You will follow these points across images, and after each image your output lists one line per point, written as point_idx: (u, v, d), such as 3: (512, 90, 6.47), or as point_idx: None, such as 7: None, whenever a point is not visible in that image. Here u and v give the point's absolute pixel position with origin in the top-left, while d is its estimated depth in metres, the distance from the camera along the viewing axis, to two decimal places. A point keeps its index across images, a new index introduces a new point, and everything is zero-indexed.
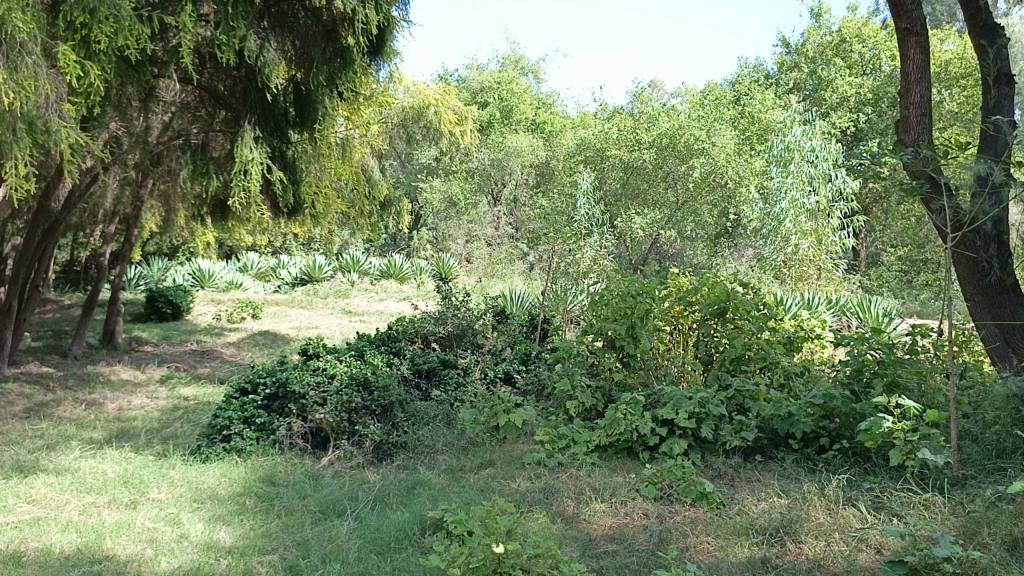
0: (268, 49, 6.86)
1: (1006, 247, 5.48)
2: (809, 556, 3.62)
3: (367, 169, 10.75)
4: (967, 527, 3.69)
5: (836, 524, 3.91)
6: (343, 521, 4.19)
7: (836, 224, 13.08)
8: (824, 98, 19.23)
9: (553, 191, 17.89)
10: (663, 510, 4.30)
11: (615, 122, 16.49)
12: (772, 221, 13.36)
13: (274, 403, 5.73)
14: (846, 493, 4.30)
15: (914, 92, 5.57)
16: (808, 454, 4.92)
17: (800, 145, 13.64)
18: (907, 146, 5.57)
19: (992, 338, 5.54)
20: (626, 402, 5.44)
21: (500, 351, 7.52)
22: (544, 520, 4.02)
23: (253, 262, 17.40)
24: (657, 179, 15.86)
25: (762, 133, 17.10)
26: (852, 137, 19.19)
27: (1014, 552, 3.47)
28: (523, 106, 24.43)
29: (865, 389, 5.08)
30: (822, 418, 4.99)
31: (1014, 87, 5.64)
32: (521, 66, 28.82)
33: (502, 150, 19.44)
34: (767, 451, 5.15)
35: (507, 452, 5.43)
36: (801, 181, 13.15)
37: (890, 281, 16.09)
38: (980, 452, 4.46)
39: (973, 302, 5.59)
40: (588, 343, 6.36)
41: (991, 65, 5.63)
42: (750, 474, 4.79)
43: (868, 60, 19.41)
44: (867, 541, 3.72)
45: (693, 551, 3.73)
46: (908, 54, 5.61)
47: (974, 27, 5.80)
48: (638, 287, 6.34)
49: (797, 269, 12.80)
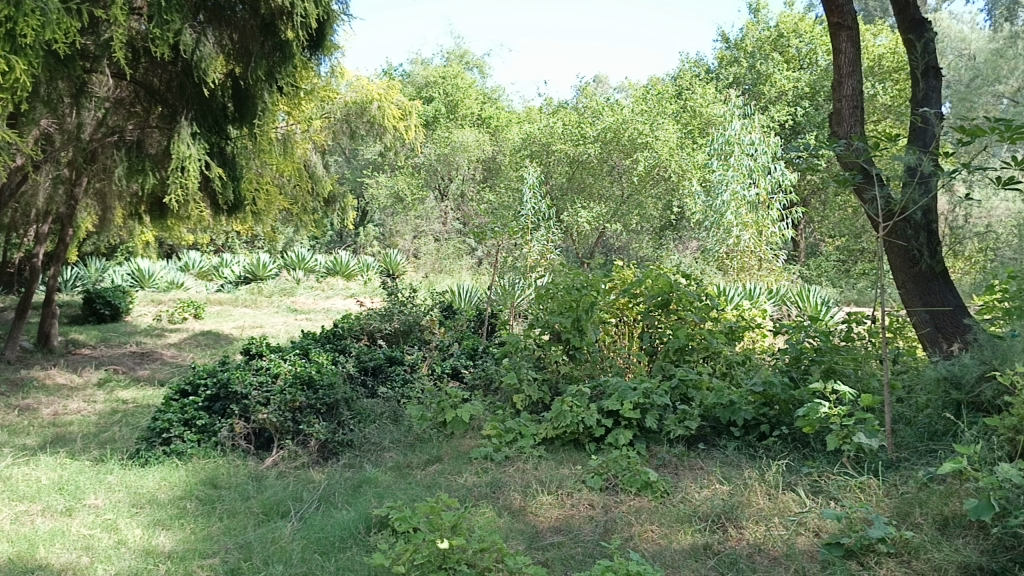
0: (204, 42, 6.72)
1: (935, 235, 5.64)
2: (751, 542, 3.69)
3: (310, 165, 10.61)
4: (900, 507, 3.81)
5: (776, 509, 4.00)
6: (287, 521, 4.14)
7: (776, 215, 13.35)
8: (763, 92, 19.64)
9: (499, 185, 17.91)
10: (608, 500, 4.34)
11: (560, 117, 16.56)
12: (714, 213, 13.62)
13: (216, 404, 5.62)
14: (785, 477, 4.40)
15: (847, 85, 5.70)
16: (750, 441, 5.02)
17: (740, 139, 13.89)
18: (840, 138, 5.70)
19: (923, 323, 5.70)
20: (573, 393, 5.46)
21: (447, 346, 7.50)
22: (490, 514, 4.03)
23: (195, 261, 17.06)
24: (602, 172, 16.00)
25: (704, 127, 17.36)
26: (791, 130, 19.62)
27: (944, 531, 3.58)
28: (468, 101, 24.38)
29: (803, 375, 5.21)
30: (762, 405, 5.10)
31: (942, 80, 5.80)
32: (465, 60, 28.74)
33: (448, 145, 19.35)
34: (710, 439, 5.24)
35: (455, 447, 5.42)
36: (741, 174, 13.44)
37: (829, 270, 16.52)
38: (912, 435, 4.60)
39: (905, 288, 5.75)
40: (535, 336, 6.38)
41: (920, 58, 5.78)
42: (693, 462, 4.87)
43: (804, 55, 19.82)
44: (806, 524, 3.81)
45: (638, 540, 3.77)
46: (841, 48, 5.74)
47: (903, 22, 5.96)
48: (583, 280, 6.38)
49: (739, 260, 12.98)
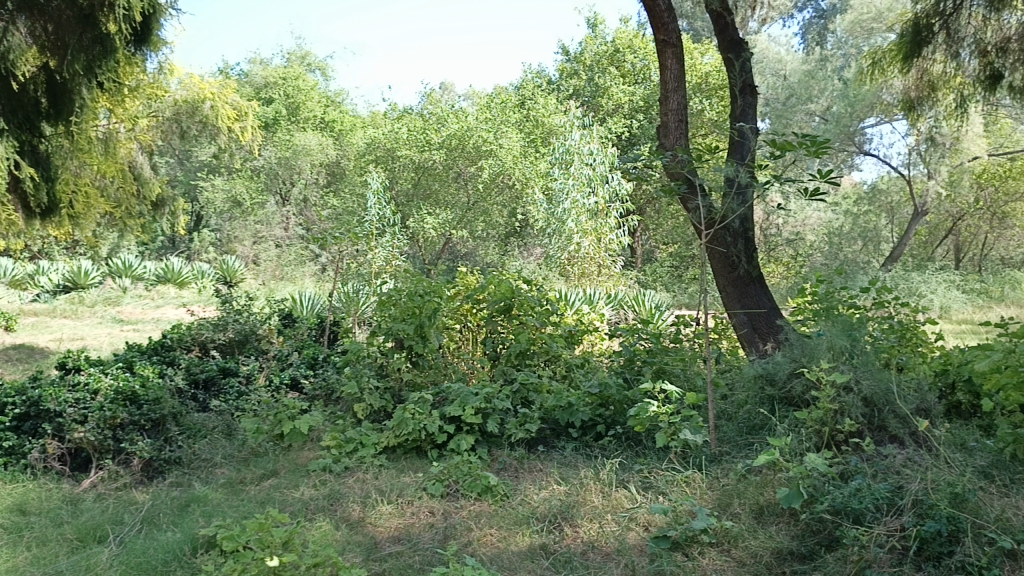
0: (13, 32, 6.19)
1: (752, 242, 6.05)
2: (585, 539, 3.80)
3: (135, 167, 9.99)
4: (721, 499, 4.03)
5: (609, 506, 4.13)
6: (104, 547, 3.85)
7: (614, 222, 13.85)
8: (600, 104, 20.37)
9: (343, 191, 17.57)
10: (448, 506, 4.34)
11: (404, 123, 16.46)
12: (555, 221, 13.99)
13: (24, 424, 5.15)
14: (618, 475, 4.56)
15: (672, 99, 6.00)
16: (586, 441, 5.17)
17: (579, 149, 14.21)
18: (667, 149, 5.99)
19: (742, 325, 6.07)
20: (415, 400, 5.42)
21: (285, 355, 7.26)
22: (326, 528, 3.92)
23: (5, 268, 15.63)
24: (448, 179, 16.06)
25: (546, 136, 17.77)
26: (627, 142, 20.47)
27: (760, 519, 3.82)
28: (311, 104, 23.77)
29: (635, 375, 5.47)
30: (599, 406, 5.29)
31: (757, 96, 6.22)
32: (307, 62, 28.03)
33: (289, 148, 18.77)
34: (549, 441, 5.35)
35: (292, 460, 5.25)
36: (580, 183, 13.88)
37: (664, 276, 17.35)
38: (733, 430, 4.89)
39: (725, 292, 6.13)
40: (378, 343, 6.27)
41: (738, 75, 6.19)
42: (533, 464, 4.96)
43: (639, 70, 20.72)
44: (636, 520, 3.97)
45: (476, 545, 3.79)
46: (666, 64, 6.04)
47: (723, 41, 6.34)
48: (426, 286, 6.35)
49: (580, 266, 13.32)
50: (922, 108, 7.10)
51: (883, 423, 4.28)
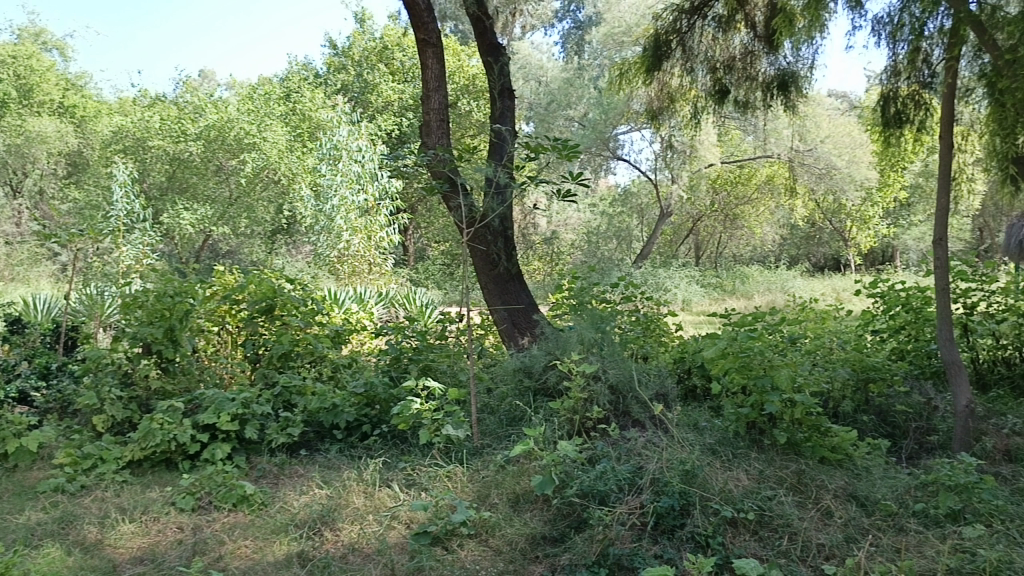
0: None
1: (510, 241, 6.29)
2: (345, 543, 3.73)
3: None
4: (480, 491, 4.13)
5: (371, 506, 4.10)
6: None
7: (385, 219, 13.71)
8: (369, 101, 20.17)
9: (86, 183, 16.00)
10: (200, 519, 4.08)
11: (156, 111, 15.29)
12: (324, 218, 13.71)
13: None
14: (382, 475, 4.53)
15: (433, 99, 6.06)
16: (351, 442, 5.11)
17: (347, 145, 14.05)
18: (429, 148, 6.04)
19: (502, 321, 6.27)
20: (164, 409, 5.00)
21: (12, 366, 6.48)
22: (55, 555, 3.54)
23: None
24: (206, 173, 15.18)
25: (313, 131, 17.17)
26: (397, 140, 20.46)
27: (516, 507, 3.97)
28: (46, 85, 21.37)
29: (401, 374, 5.50)
30: (364, 406, 5.25)
31: (515, 100, 6.46)
32: (42, 40, 25.22)
33: (19, 135, 16.78)
34: (313, 444, 5.21)
35: (17, 482, 4.69)
36: (349, 179, 13.68)
37: (435, 273, 17.63)
38: (495, 422, 5.03)
39: (486, 289, 6.30)
40: (122, 350, 5.57)
41: (497, 79, 6.38)
42: (295, 469, 4.81)
43: (408, 69, 20.76)
44: (398, 518, 3.97)
45: (229, 558, 3.60)
46: (427, 63, 6.10)
47: (482, 44, 6.50)
48: (177, 286, 5.82)
49: (350, 264, 12.96)
50: (663, 118, 7.73)
51: (627, 409, 4.60)
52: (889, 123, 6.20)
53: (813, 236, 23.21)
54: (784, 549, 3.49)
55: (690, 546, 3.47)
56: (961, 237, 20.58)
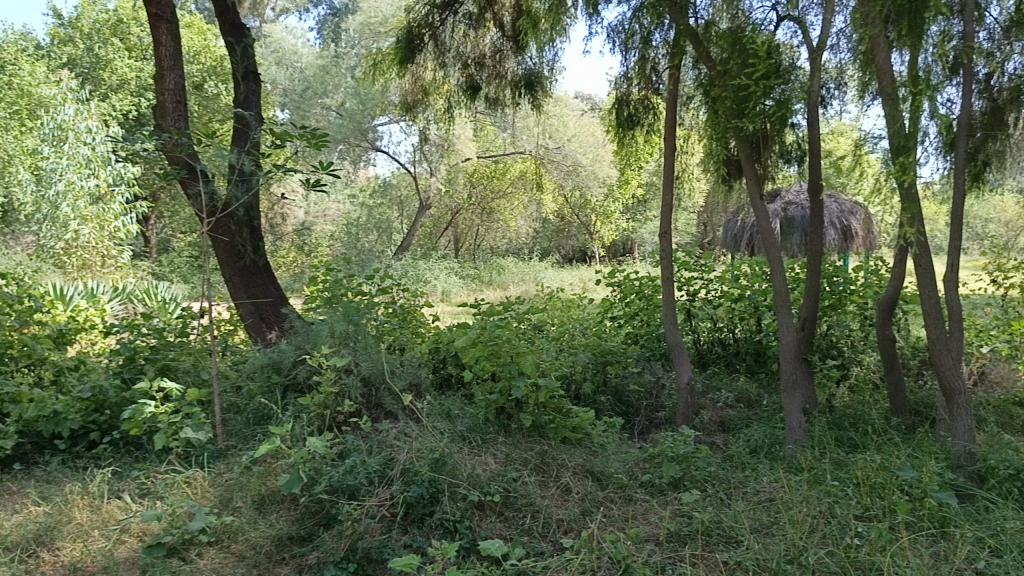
0: None
1: (257, 232, 6.05)
2: (65, 563, 3.37)
3: None
4: (222, 495, 3.91)
5: (98, 521, 3.74)
6: None
7: (121, 208, 12.56)
8: (101, 78, 18.39)
9: None
10: None
11: None
12: (47, 204, 12.32)
13: None
14: (111, 486, 4.15)
15: (168, 78, 5.65)
16: (76, 452, 4.64)
17: (75, 125, 12.65)
18: (165, 131, 5.60)
19: (248, 315, 6.00)
20: None
21: None
22: None
23: None
24: None
25: (33, 109, 15.03)
26: (135, 123, 18.85)
27: (261, 509, 3.80)
28: None
29: (135, 375, 5.06)
30: (91, 412, 4.78)
31: (260, 85, 6.21)
32: None
33: None
34: (29, 457, 4.65)
35: None
36: (77, 163, 12.39)
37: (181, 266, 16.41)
38: (241, 422, 4.80)
39: (231, 283, 5.99)
40: None
41: (240, 61, 6.09)
42: (6, 486, 4.27)
43: (147, 45, 19.18)
44: (129, 531, 3.65)
45: None
46: (161, 39, 5.66)
47: (224, 23, 6.15)
48: None
49: (79, 256, 11.90)
50: (417, 110, 7.79)
51: (379, 402, 4.61)
52: (622, 124, 6.70)
53: (563, 230, 24.55)
54: (527, 528, 3.65)
55: (439, 533, 3.53)
56: (689, 231, 22.75)
